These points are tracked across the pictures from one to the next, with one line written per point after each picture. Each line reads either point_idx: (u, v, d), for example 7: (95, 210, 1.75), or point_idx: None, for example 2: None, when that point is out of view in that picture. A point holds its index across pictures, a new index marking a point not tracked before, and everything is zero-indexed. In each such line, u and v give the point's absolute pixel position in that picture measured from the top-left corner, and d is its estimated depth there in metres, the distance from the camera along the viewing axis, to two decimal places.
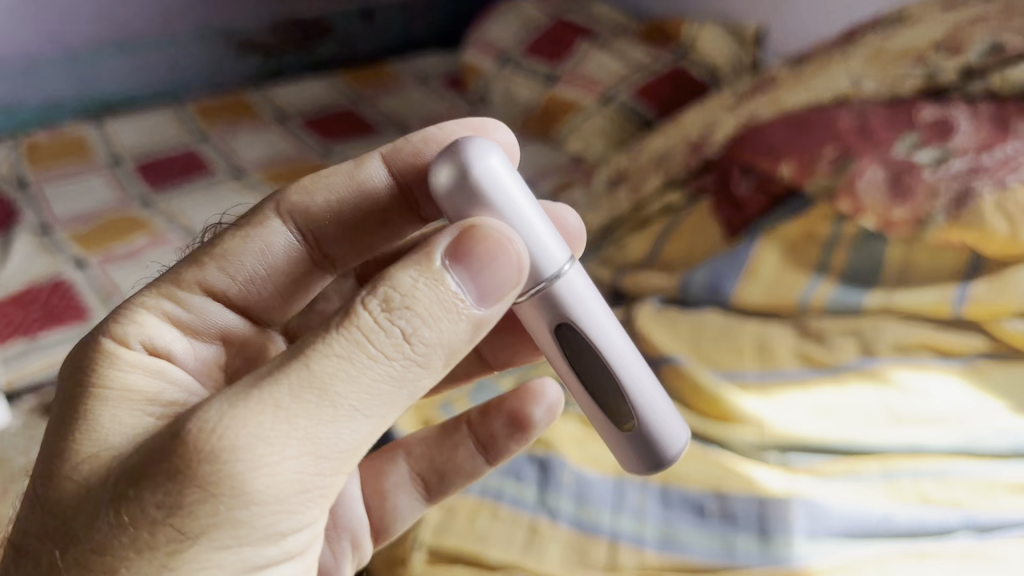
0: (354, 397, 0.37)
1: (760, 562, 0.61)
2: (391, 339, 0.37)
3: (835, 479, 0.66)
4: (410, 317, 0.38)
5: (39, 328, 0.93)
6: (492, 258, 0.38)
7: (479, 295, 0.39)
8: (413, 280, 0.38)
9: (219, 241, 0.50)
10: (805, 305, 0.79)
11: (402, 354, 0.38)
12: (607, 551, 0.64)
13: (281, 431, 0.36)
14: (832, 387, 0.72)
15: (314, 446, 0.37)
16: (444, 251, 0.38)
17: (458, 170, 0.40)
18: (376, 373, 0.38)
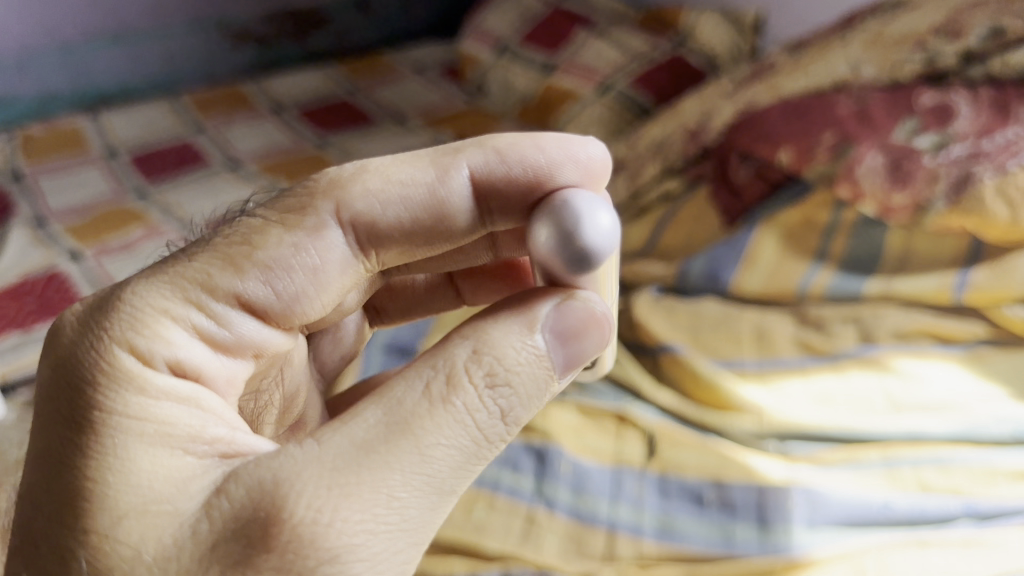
0: (454, 481, 0.40)
1: (759, 552, 0.61)
2: (489, 419, 0.40)
3: (835, 467, 0.66)
4: (508, 396, 0.41)
5: (34, 320, 0.93)
6: (587, 337, 0.42)
7: (567, 367, 0.43)
8: (517, 356, 0.41)
9: (260, 242, 0.42)
10: (804, 292, 0.78)
11: (496, 434, 0.41)
12: (605, 541, 0.64)
13: (392, 521, 0.38)
14: (833, 375, 0.72)
15: (415, 535, 0.39)
16: (549, 328, 0.42)
17: (563, 237, 0.41)
18: (474, 453, 0.40)
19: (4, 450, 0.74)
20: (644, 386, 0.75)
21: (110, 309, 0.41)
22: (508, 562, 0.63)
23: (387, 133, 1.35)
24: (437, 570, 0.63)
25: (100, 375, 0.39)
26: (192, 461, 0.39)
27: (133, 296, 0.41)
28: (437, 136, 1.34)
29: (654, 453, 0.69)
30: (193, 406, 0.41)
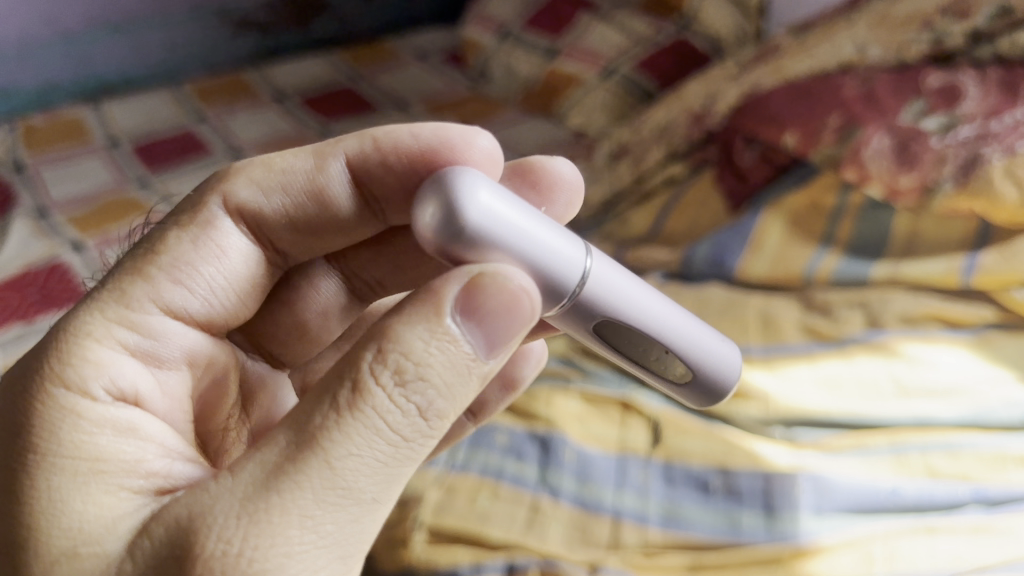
0: (374, 488, 0.38)
1: (765, 539, 0.60)
2: (407, 420, 0.38)
3: (843, 454, 0.65)
4: (424, 391, 0.37)
5: (36, 311, 0.92)
6: (506, 311, 0.38)
7: (489, 347, 0.38)
8: (426, 344, 0.37)
9: (167, 251, 0.47)
10: (811, 276, 0.77)
11: (416, 432, 0.38)
12: (610, 529, 0.64)
13: (309, 541, 0.36)
14: (839, 360, 0.71)
15: (342, 548, 0.38)
16: (455, 305, 0.37)
17: (446, 211, 0.37)
18: (393, 456, 0.38)
19: None
20: None
21: (43, 350, 0.42)
22: (512, 551, 0.62)
23: (390, 120, 1.34)
24: (441, 561, 0.63)
25: (35, 415, 0.40)
26: (124, 499, 0.39)
27: (63, 331, 0.43)
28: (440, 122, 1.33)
29: (659, 440, 0.69)
30: (131, 435, 0.41)
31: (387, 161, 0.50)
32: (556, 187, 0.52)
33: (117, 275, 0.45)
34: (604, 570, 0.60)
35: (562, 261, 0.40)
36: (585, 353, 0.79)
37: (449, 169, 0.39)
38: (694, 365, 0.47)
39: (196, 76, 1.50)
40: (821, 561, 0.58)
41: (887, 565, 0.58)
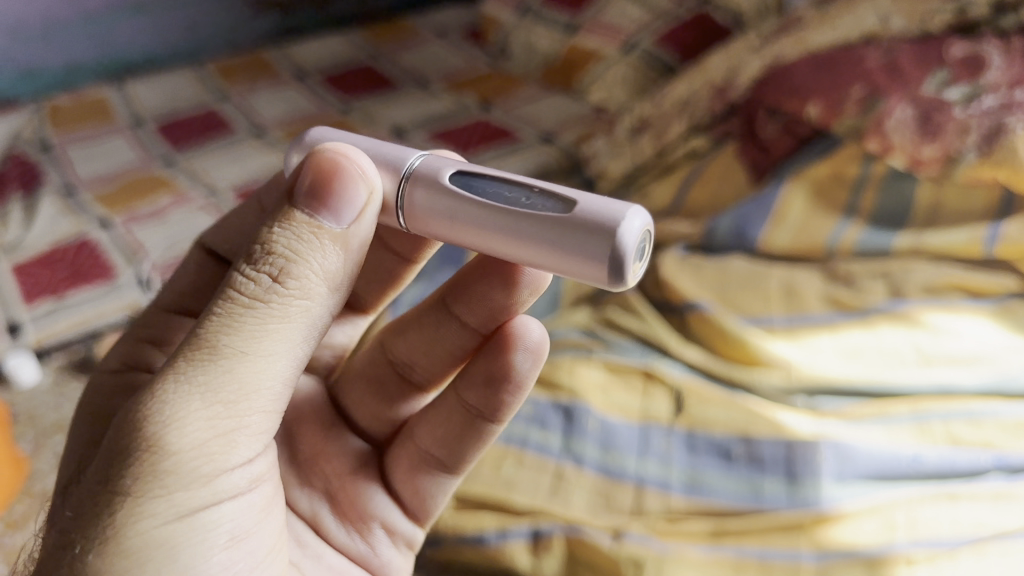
0: (244, 343, 0.39)
1: (787, 505, 0.61)
2: (261, 285, 0.40)
3: (865, 422, 0.65)
4: (274, 260, 0.40)
5: (66, 287, 0.94)
6: (328, 174, 0.41)
7: (330, 211, 0.41)
8: (270, 232, 0.41)
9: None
10: (833, 247, 0.77)
11: (277, 295, 0.40)
12: (633, 496, 0.65)
13: (184, 393, 0.38)
14: (862, 330, 0.71)
15: (220, 397, 0.39)
16: (291, 192, 0.42)
17: (303, 153, 0.47)
18: (254, 315, 0.39)
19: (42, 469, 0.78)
20: (671, 343, 0.75)
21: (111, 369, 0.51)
22: (537, 517, 0.64)
23: (410, 97, 1.34)
24: (468, 527, 0.64)
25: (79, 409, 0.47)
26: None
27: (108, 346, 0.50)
28: (460, 99, 1.33)
29: (681, 409, 0.69)
30: None
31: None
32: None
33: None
34: (627, 536, 0.61)
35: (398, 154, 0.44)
36: (608, 324, 0.79)
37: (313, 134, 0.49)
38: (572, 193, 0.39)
39: (218, 55, 1.51)
40: (842, 527, 0.59)
41: (909, 531, 0.59)
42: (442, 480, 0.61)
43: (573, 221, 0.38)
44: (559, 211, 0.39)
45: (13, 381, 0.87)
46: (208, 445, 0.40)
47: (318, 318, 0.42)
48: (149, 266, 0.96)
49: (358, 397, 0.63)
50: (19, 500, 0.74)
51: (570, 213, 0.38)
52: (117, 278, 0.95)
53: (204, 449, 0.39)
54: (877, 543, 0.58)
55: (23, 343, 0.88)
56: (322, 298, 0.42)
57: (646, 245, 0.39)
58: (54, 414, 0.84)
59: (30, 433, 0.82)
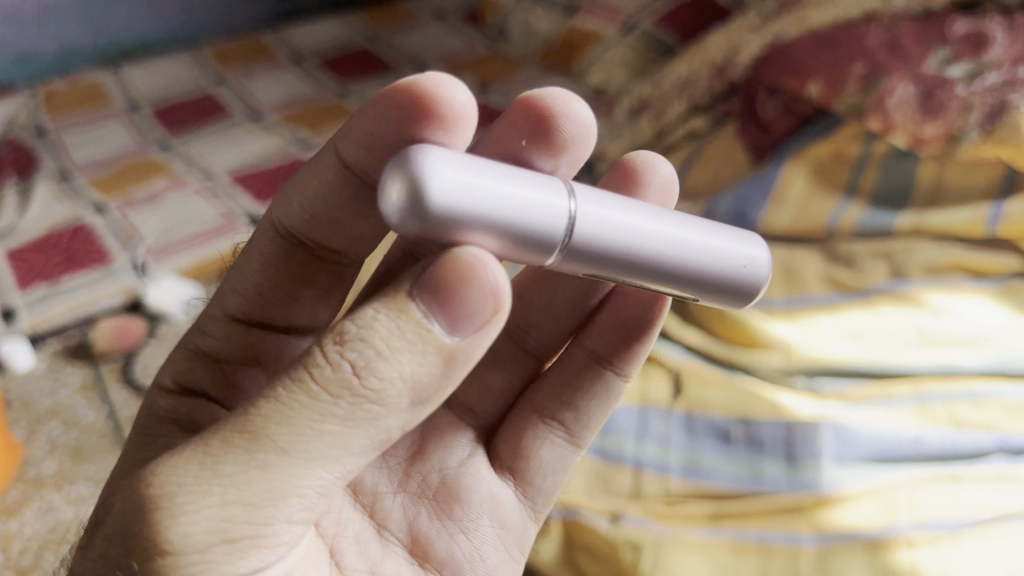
0: (286, 439, 0.33)
1: (787, 488, 0.60)
2: (336, 375, 0.33)
3: (865, 404, 0.64)
4: (361, 350, 0.33)
5: (61, 272, 0.93)
6: (467, 290, 0.33)
7: (450, 324, 0.33)
8: (373, 313, 0.33)
9: (238, 267, 0.51)
10: (834, 228, 0.76)
11: (348, 393, 0.33)
12: (630, 479, 0.64)
13: (206, 480, 0.33)
14: (863, 311, 0.70)
15: (243, 495, 0.33)
16: (422, 295, 0.33)
17: (410, 187, 0.32)
18: (315, 409, 0.33)
19: (39, 457, 0.77)
20: (671, 327, 0.74)
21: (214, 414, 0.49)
22: None
23: None
24: None
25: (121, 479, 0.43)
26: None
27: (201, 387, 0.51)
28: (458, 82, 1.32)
29: (680, 392, 0.68)
30: None
31: (367, 118, 0.43)
32: (562, 115, 0.45)
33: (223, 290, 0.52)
34: (625, 519, 0.61)
35: (552, 212, 0.34)
36: None
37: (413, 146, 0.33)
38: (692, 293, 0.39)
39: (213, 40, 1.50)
40: (843, 509, 0.58)
41: (911, 513, 0.58)
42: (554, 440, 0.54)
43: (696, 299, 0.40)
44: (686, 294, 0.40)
45: (9, 367, 0.85)
46: (213, 552, 0.33)
47: (388, 430, 0.34)
48: (145, 252, 0.96)
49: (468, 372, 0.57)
50: (13, 486, 0.74)
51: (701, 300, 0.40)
52: (113, 263, 0.94)
53: (207, 557, 0.33)
54: (878, 525, 0.57)
55: (17, 330, 0.87)
56: (398, 408, 0.34)
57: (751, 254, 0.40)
58: (49, 401, 0.83)
59: (24, 419, 0.81)
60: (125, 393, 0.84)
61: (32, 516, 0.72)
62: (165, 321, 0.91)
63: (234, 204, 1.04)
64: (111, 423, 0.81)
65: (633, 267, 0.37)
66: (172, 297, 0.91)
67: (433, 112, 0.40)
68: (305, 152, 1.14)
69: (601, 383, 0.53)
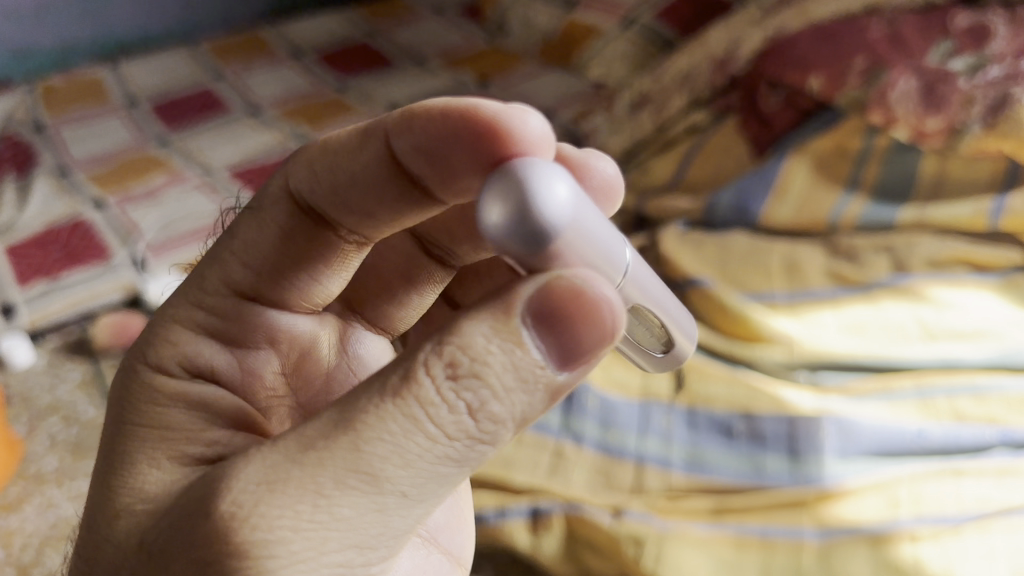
0: (407, 484, 0.30)
1: (790, 483, 0.60)
2: (455, 415, 0.30)
3: (868, 398, 0.64)
4: (478, 389, 0.30)
5: (61, 268, 0.92)
6: (583, 323, 0.30)
7: (560, 358, 0.30)
8: (486, 340, 0.30)
9: (237, 234, 0.42)
10: (836, 221, 0.77)
11: (465, 435, 0.30)
12: (633, 474, 0.65)
13: (321, 524, 0.29)
14: (865, 305, 0.70)
15: (359, 538, 0.31)
16: (536, 318, 0.30)
17: (519, 213, 0.29)
18: (431, 452, 0.30)
19: (38, 453, 0.77)
20: None
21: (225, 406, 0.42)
22: (537, 496, 0.64)
23: (407, 75, 1.33)
24: None
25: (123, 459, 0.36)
26: (190, 467, 0.35)
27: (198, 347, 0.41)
28: (457, 77, 1.32)
29: (681, 386, 0.68)
30: (202, 407, 0.38)
31: (432, 118, 0.39)
32: (586, 169, 0.41)
33: (204, 259, 0.43)
34: (627, 513, 0.61)
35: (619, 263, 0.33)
36: None
37: (519, 162, 0.30)
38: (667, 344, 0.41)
39: (212, 35, 1.49)
40: (846, 503, 0.59)
41: (913, 508, 0.58)
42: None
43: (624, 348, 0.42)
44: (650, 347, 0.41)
45: (9, 362, 0.86)
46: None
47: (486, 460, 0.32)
48: (144, 248, 0.95)
49: None
50: (13, 482, 0.74)
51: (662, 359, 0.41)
52: (112, 259, 0.94)
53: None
54: (881, 519, 0.57)
55: (17, 325, 0.86)
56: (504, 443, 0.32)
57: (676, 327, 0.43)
58: (49, 397, 0.83)
59: (24, 416, 0.81)
60: None
61: (33, 512, 0.72)
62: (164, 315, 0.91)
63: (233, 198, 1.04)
64: None
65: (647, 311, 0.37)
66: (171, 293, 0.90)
67: (508, 138, 0.37)
68: None
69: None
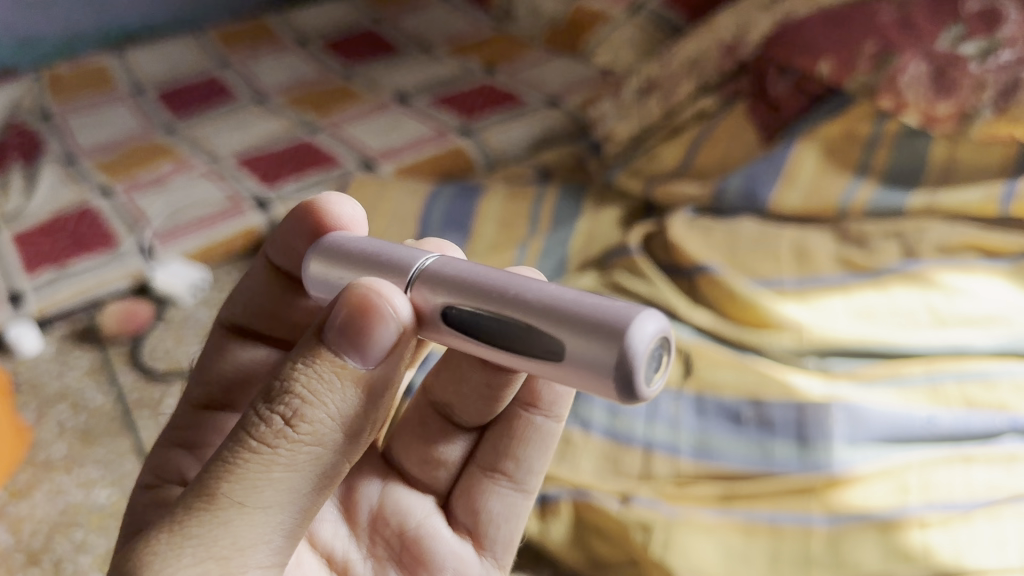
0: (244, 493, 0.35)
1: (798, 469, 0.60)
2: (272, 427, 0.35)
3: (876, 384, 0.64)
4: (289, 400, 0.36)
5: (68, 256, 0.93)
6: (362, 313, 0.35)
7: (351, 348, 0.36)
8: (292, 362, 0.36)
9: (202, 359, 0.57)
10: (845, 207, 0.76)
11: (286, 440, 0.36)
12: (641, 460, 0.65)
13: (175, 546, 0.35)
14: (874, 291, 0.69)
15: (215, 551, 0.35)
16: (329, 332, 0.36)
17: (320, 261, 0.40)
18: (258, 462, 0.35)
19: (46, 440, 0.77)
20: (679, 306, 0.73)
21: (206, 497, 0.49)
22: (545, 483, 0.64)
23: (414, 61, 1.33)
24: None
25: None
26: None
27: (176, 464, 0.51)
28: (465, 64, 1.32)
29: (690, 372, 0.68)
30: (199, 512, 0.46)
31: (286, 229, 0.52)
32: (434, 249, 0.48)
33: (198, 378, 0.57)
34: (635, 500, 0.61)
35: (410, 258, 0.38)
36: (615, 288, 0.78)
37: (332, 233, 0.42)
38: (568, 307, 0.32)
39: (217, 23, 1.49)
40: (855, 490, 0.59)
41: (922, 494, 0.58)
42: (499, 489, 0.52)
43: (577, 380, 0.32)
44: (558, 316, 0.32)
45: (15, 350, 0.85)
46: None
47: (333, 467, 0.38)
48: (152, 235, 0.96)
49: (402, 445, 0.54)
50: (23, 470, 0.74)
51: (577, 326, 0.31)
52: (119, 247, 0.94)
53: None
54: (889, 506, 0.57)
55: (25, 313, 0.87)
56: (336, 445, 0.37)
57: (660, 334, 0.31)
58: (57, 384, 0.83)
59: (33, 403, 0.81)
60: (133, 374, 0.84)
61: (42, 499, 0.72)
62: (173, 304, 0.91)
63: (239, 186, 1.04)
64: (120, 406, 0.81)
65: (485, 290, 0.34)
66: (181, 281, 0.91)
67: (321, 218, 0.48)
68: (311, 135, 1.14)
69: (533, 430, 0.51)
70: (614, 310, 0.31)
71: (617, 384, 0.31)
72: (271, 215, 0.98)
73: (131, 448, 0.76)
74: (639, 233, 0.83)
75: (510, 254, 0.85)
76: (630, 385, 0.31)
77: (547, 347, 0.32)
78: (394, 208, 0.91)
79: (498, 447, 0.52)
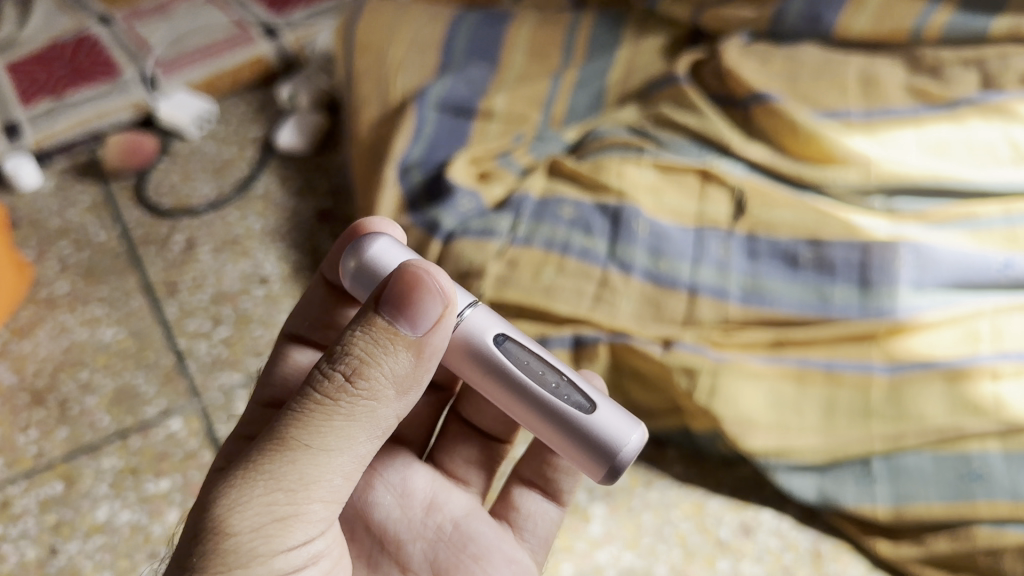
0: (307, 437, 0.36)
1: (859, 315, 0.56)
2: (334, 382, 0.36)
3: (948, 225, 0.59)
4: (349, 359, 0.36)
5: (66, 86, 0.85)
6: (413, 291, 0.37)
7: (406, 322, 0.37)
8: (352, 331, 0.37)
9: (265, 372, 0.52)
10: (920, 33, 0.67)
11: (347, 394, 0.36)
12: (685, 304, 0.59)
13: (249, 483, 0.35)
14: (950, 124, 0.63)
15: (283, 483, 0.36)
16: (383, 307, 0.37)
17: (358, 263, 0.41)
18: (320, 411, 0.36)
19: (48, 278, 0.73)
20: (732, 140, 0.67)
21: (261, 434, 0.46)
22: (580, 327, 0.59)
23: None
24: None
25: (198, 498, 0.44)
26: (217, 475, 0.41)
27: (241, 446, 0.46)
28: None
29: (741, 212, 0.62)
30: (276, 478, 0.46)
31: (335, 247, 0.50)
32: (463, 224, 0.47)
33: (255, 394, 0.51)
34: (678, 345, 0.57)
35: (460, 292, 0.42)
36: (659, 121, 0.71)
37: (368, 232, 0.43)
38: (591, 401, 0.40)
39: None
40: (919, 337, 0.54)
41: (995, 343, 0.53)
42: (533, 493, 0.53)
43: (565, 449, 0.40)
44: (580, 403, 0.40)
45: (14, 183, 0.79)
46: (266, 530, 0.35)
47: (385, 419, 0.38)
48: (155, 64, 0.88)
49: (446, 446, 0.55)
50: (26, 308, 0.70)
51: (598, 415, 0.39)
52: (121, 78, 0.87)
53: (264, 535, 0.35)
54: (959, 353, 0.53)
55: (22, 146, 0.81)
56: (389, 399, 0.38)
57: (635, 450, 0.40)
58: (58, 220, 0.78)
59: (34, 239, 0.76)
60: (138, 212, 0.78)
61: (46, 337, 0.68)
62: (179, 136, 0.85)
63: (245, 11, 0.95)
64: (125, 244, 0.76)
65: (532, 357, 0.41)
66: (184, 112, 0.84)
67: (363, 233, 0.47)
68: None
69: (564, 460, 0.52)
70: (626, 418, 0.40)
71: (606, 467, 0.39)
72: (281, 44, 0.92)
73: (137, 286, 0.72)
74: (687, 61, 0.74)
75: (541, 84, 0.78)
76: (615, 458, 0.38)
77: (591, 393, 0.40)
78: (415, 31, 0.83)
79: (535, 456, 0.53)
